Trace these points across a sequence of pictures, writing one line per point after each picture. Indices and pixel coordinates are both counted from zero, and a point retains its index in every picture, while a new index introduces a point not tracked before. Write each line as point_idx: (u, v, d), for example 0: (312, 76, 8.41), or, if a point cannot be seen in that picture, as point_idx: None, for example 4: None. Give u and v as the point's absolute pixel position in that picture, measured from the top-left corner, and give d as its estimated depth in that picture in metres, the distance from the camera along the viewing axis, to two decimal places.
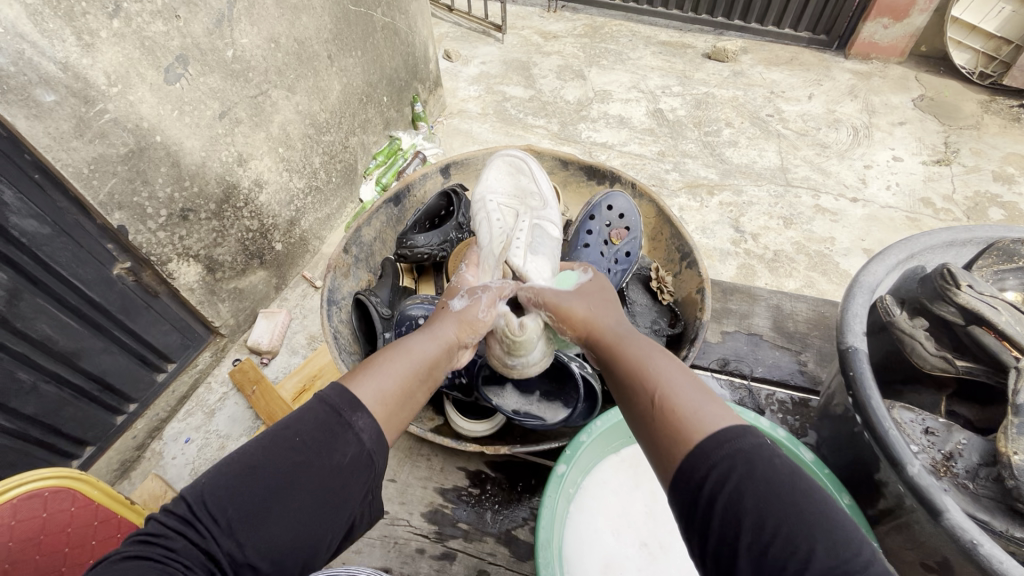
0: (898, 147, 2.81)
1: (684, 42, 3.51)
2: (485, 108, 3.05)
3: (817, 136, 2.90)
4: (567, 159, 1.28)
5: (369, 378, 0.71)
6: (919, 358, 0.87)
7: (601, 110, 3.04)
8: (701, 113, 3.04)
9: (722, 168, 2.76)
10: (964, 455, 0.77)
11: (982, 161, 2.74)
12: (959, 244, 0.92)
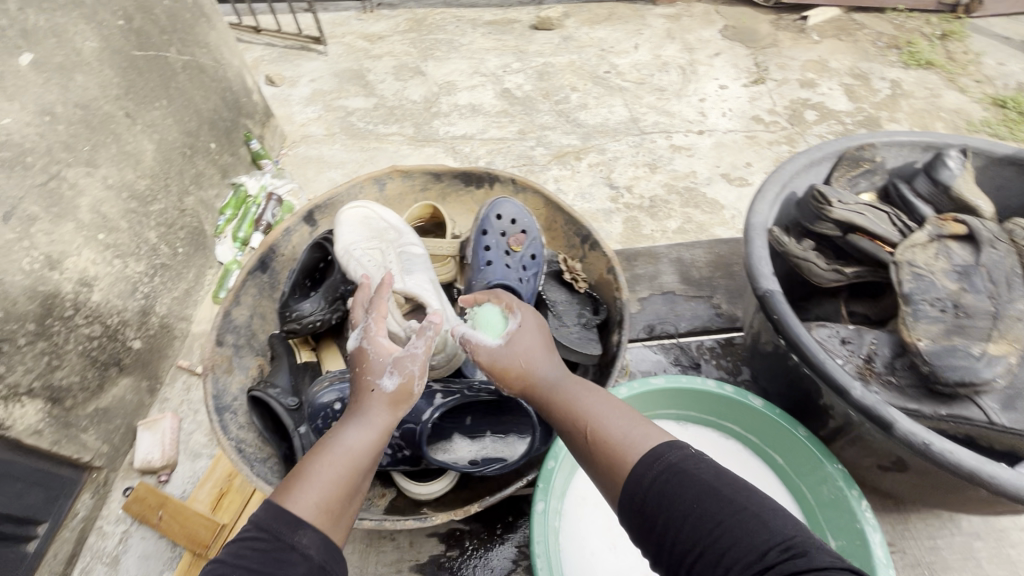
0: (721, 77, 3.08)
1: (509, 19, 3.53)
2: (330, 128, 2.83)
3: (653, 81, 3.08)
4: (439, 171, 1.19)
5: (305, 491, 0.64)
6: (817, 276, 0.93)
7: (450, 103, 2.96)
8: (545, 84, 3.08)
9: (581, 132, 2.83)
10: (879, 353, 0.83)
11: (788, 73, 3.10)
12: (816, 164, 0.98)
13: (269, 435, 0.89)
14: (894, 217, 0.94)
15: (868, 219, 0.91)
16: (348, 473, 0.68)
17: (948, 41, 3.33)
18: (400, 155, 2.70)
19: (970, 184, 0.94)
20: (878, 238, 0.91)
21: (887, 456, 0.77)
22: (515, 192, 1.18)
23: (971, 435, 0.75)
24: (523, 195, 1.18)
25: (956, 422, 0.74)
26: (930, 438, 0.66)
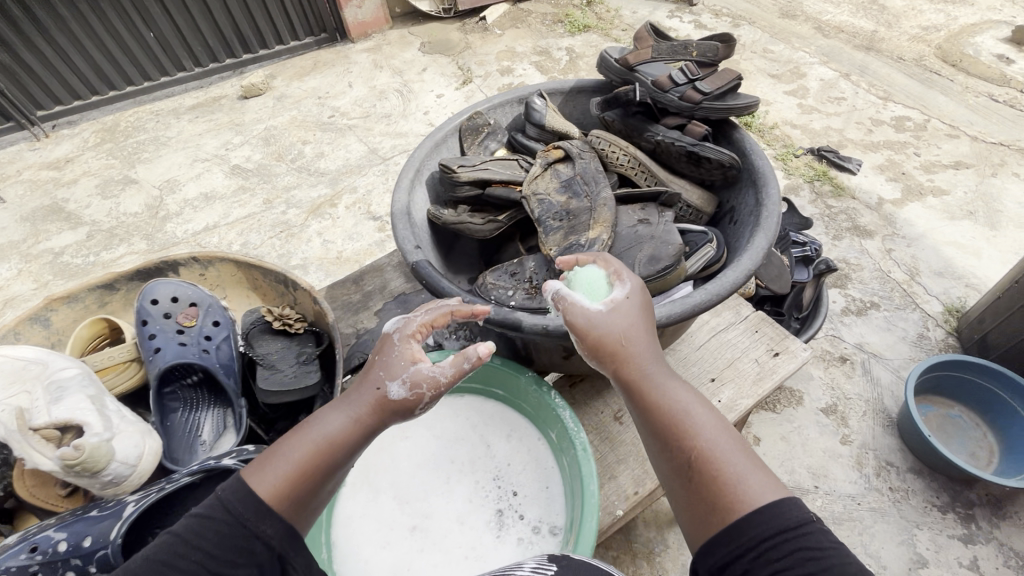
0: (436, 88, 3.13)
1: (212, 97, 3.14)
2: (37, 280, 2.32)
3: (377, 112, 3.01)
4: (107, 280, 1.09)
5: (276, 473, 0.58)
6: (479, 232, 1.06)
7: (178, 200, 2.60)
8: (274, 148, 2.83)
9: (326, 180, 2.67)
10: (536, 273, 0.97)
11: (487, 67, 3.26)
12: (443, 142, 1.12)
13: None
14: (519, 161, 1.13)
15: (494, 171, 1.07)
16: (348, 445, 0.62)
17: (594, 5, 3.72)
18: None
19: (557, 117, 1.15)
20: (508, 184, 1.07)
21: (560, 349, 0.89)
22: (203, 268, 1.15)
23: None
24: (215, 266, 1.16)
25: None
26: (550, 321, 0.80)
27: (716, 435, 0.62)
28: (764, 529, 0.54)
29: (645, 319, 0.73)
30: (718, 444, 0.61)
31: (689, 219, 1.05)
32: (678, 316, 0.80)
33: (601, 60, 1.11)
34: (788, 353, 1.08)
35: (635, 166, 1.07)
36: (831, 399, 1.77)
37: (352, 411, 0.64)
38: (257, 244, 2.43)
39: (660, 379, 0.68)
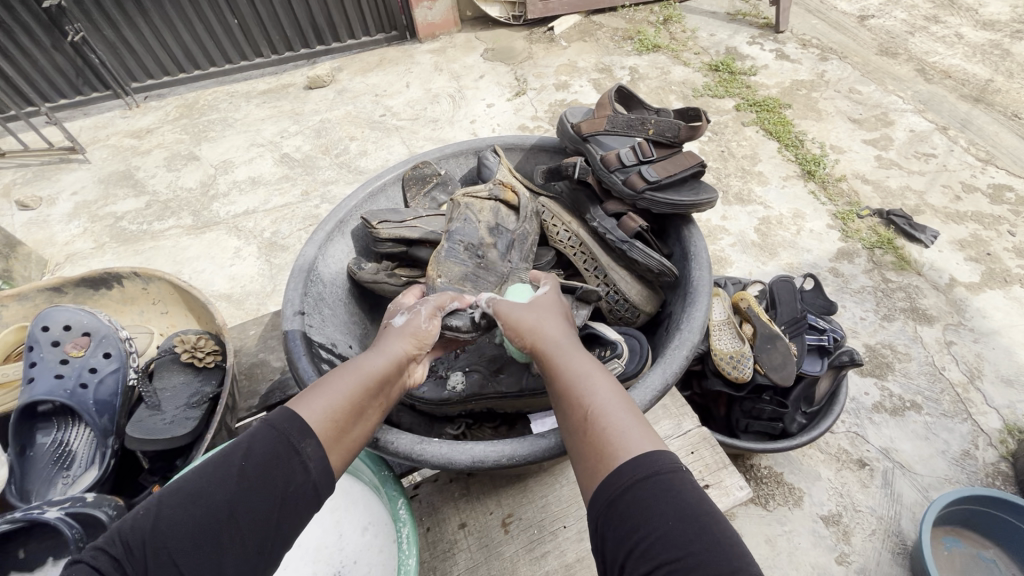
0: (489, 96, 2.96)
1: (283, 83, 3.14)
2: (98, 239, 2.39)
3: (428, 114, 2.90)
4: (56, 285, 1.14)
5: (315, 389, 0.60)
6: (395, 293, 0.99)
7: (228, 181, 2.61)
8: (324, 140, 2.80)
9: (364, 178, 2.61)
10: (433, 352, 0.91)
11: (545, 80, 3.03)
12: (381, 191, 1.06)
13: None
14: None
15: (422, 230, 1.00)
16: (336, 415, 0.59)
17: (670, 24, 3.32)
18: (181, 249, 2.35)
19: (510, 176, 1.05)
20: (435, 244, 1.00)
21: None
22: (144, 284, 1.17)
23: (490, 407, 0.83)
24: (155, 283, 1.17)
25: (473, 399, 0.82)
26: (376, 435, 0.68)
27: (611, 407, 0.60)
28: (652, 501, 0.50)
29: (558, 316, 0.72)
30: (619, 422, 0.58)
31: (625, 316, 0.92)
32: (526, 455, 0.67)
33: (560, 123, 1.00)
34: (720, 488, 0.92)
35: (575, 245, 0.95)
36: (834, 507, 1.44)
37: (348, 370, 0.63)
38: (285, 235, 2.40)
39: (575, 355, 0.66)
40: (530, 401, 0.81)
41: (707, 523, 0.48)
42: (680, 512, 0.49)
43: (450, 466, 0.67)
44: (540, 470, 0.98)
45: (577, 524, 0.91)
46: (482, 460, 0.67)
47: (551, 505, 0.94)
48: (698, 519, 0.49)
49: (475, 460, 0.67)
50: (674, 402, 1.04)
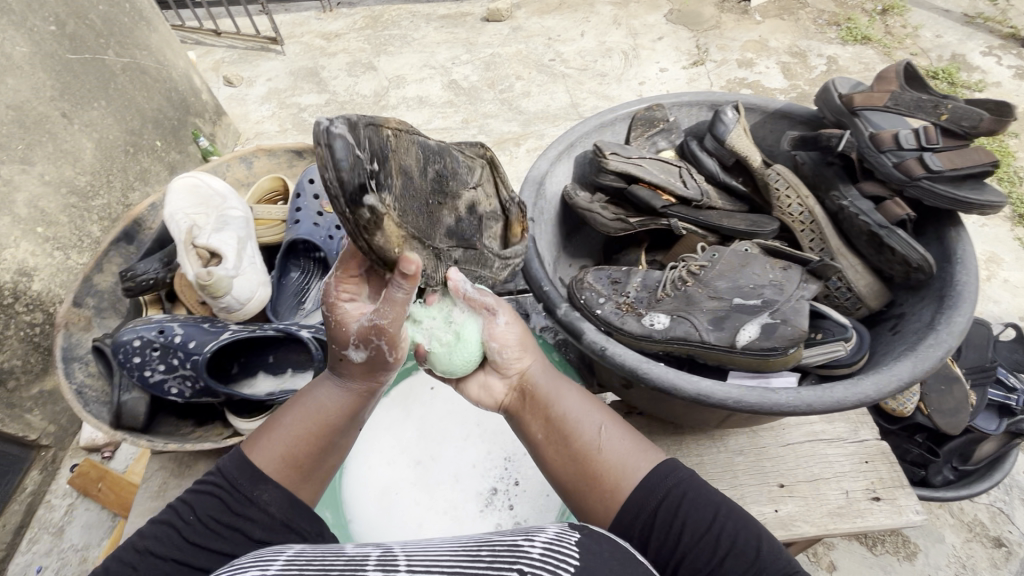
0: (663, 60, 2.79)
1: (462, 11, 3.20)
2: (282, 125, 2.66)
3: (596, 68, 2.81)
4: (299, 149, 1.30)
5: (267, 441, 0.63)
6: (604, 226, 1.02)
7: (398, 96, 2.76)
8: (492, 74, 2.84)
9: (522, 119, 2.63)
10: (636, 290, 0.91)
11: (727, 54, 2.80)
12: (609, 125, 1.07)
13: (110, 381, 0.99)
14: (679, 170, 1.04)
15: (645, 171, 1.01)
16: (294, 456, 0.63)
17: (888, 15, 2.90)
18: None
19: (744, 137, 1.02)
20: (656, 188, 1.00)
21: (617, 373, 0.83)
22: None
23: (691, 354, 0.83)
24: None
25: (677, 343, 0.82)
26: (605, 343, 0.71)
27: (622, 450, 0.62)
28: (679, 511, 0.57)
29: (534, 345, 0.72)
30: (639, 466, 0.61)
31: (843, 305, 0.88)
32: (755, 404, 0.66)
33: (823, 90, 0.95)
34: (892, 504, 0.88)
35: (806, 221, 0.92)
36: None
37: (306, 407, 0.66)
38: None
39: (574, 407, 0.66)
40: (739, 360, 0.79)
41: (730, 531, 0.57)
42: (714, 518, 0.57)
43: (672, 392, 0.68)
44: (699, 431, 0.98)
45: (730, 491, 0.92)
46: (708, 396, 0.67)
47: (705, 466, 0.94)
48: (718, 525, 0.57)
49: (700, 393, 0.67)
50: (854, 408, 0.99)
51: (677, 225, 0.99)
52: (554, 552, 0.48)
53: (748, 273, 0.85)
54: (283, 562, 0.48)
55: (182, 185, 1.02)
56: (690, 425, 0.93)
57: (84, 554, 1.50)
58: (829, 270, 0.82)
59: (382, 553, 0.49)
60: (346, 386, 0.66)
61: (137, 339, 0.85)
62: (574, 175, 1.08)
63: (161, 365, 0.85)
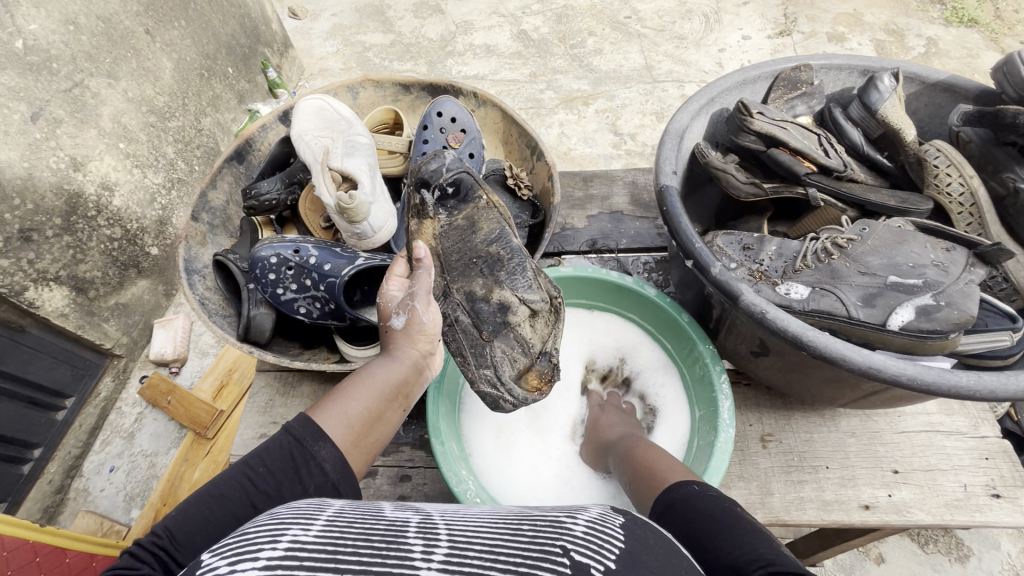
0: (746, 27, 2.62)
1: None
2: (346, 63, 2.59)
3: (675, 29, 2.64)
4: (407, 82, 1.24)
5: (334, 402, 0.64)
6: (734, 190, 0.97)
7: (466, 42, 2.64)
8: (563, 27, 2.68)
9: (592, 77, 2.51)
10: (772, 259, 0.87)
11: (817, 26, 2.59)
12: (751, 83, 1.01)
13: (229, 297, 1.01)
14: (821, 138, 0.97)
15: (790, 134, 0.94)
16: (354, 425, 0.63)
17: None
18: None
19: (898, 108, 0.94)
20: (798, 154, 0.93)
21: (752, 340, 0.81)
22: (477, 105, 1.23)
23: (832, 328, 0.79)
24: (485, 109, 1.23)
25: (821, 317, 0.78)
26: (767, 307, 0.69)
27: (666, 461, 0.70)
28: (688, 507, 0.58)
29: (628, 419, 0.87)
30: (669, 470, 0.68)
31: (995, 294, 0.84)
32: (933, 384, 0.63)
33: (1005, 62, 0.86)
34: (1012, 503, 0.87)
35: (966, 203, 0.87)
36: None
37: (372, 383, 0.68)
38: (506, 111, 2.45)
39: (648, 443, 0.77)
40: (895, 341, 0.75)
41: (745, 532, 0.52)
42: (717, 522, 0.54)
43: (840, 362, 0.66)
44: (809, 408, 0.96)
45: (841, 470, 0.90)
46: (879, 369, 0.65)
47: (815, 444, 0.93)
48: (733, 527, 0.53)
49: (873, 365, 0.65)
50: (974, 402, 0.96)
51: (815, 195, 0.93)
52: (597, 533, 0.48)
53: (906, 251, 0.80)
54: (326, 519, 0.47)
55: (309, 108, 1.01)
56: (806, 400, 0.91)
57: (157, 461, 1.64)
58: (1000, 256, 0.77)
59: (423, 520, 0.48)
60: (409, 361, 0.73)
61: (274, 256, 0.86)
62: (707, 132, 1.04)
63: (294, 285, 0.86)
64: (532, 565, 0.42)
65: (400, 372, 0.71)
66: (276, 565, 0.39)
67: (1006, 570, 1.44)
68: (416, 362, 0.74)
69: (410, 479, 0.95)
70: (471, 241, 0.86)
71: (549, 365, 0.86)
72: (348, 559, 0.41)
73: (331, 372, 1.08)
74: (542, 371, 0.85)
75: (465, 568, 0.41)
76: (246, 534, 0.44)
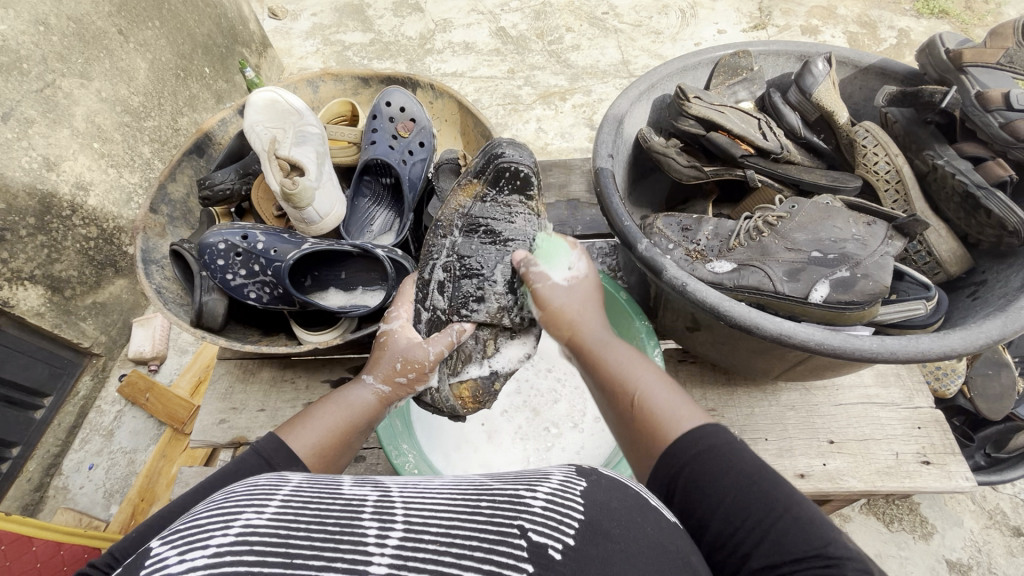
0: (721, 21, 2.63)
1: None
2: (327, 62, 2.60)
3: (651, 24, 2.65)
4: (365, 75, 1.26)
5: (305, 427, 0.64)
6: (676, 173, 0.99)
7: (445, 39, 2.65)
8: (542, 23, 2.68)
9: (570, 72, 2.53)
10: (708, 239, 0.89)
11: (791, 19, 2.61)
12: (691, 70, 1.05)
13: (186, 286, 1.03)
14: (760, 121, 0.99)
15: (728, 118, 0.95)
16: (322, 456, 0.62)
17: None
18: None
19: (832, 91, 0.96)
20: (736, 137, 0.95)
21: (686, 317, 0.85)
22: (434, 97, 1.24)
23: (761, 303, 0.82)
24: (443, 99, 1.24)
25: (749, 293, 0.82)
26: (686, 279, 0.73)
27: (656, 389, 0.61)
28: (713, 464, 0.53)
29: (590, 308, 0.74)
30: (659, 399, 0.60)
31: (919, 268, 0.87)
32: (823, 347, 0.67)
33: (929, 43, 0.90)
34: (942, 469, 0.90)
35: (891, 180, 0.90)
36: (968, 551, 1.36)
37: (346, 404, 0.69)
38: (484, 107, 2.47)
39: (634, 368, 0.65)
40: (816, 312, 0.78)
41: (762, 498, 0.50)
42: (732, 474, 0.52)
43: (754, 330, 0.70)
44: (752, 383, 0.99)
45: (779, 442, 0.93)
46: (789, 336, 0.69)
47: (756, 418, 0.96)
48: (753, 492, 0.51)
49: (782, 333, 0.69)
50: (910, 375, 0.99)
51: (753, 176, 0.95)
52: (558, 505, 0.44)
53: (830, 226, 0.83)
54: (280, 499, 0.42)
55: (260, 100, 1.03)
56: (745, 375, 0.94)
57: (136, 458, 1.65)
58: (916, 227, 0.80)
59: (380, 494, 0.44)
60: (382, 390, 0.72)
61: (221, 242, 0.90)
62: (651, 118, 1.07)
63: (241, 270, 0.89)
64: (488, 550, 0.39)
65: (375, 398, 0.71)
66: (225, 555, 0.35)
67: (967, 546, 1.47)
68: (393, 393, 0.72)
69: (365, 459, 0.98)
70: (455, 241, 0.85)
71: (487, 386, 0.84)
72: (300, 547, 0.37)
73: (291, 359, 1.10)
74: (477, 389, 0.84)
75: (419, 554, 0.38)
76: (197, 519, 0.40)
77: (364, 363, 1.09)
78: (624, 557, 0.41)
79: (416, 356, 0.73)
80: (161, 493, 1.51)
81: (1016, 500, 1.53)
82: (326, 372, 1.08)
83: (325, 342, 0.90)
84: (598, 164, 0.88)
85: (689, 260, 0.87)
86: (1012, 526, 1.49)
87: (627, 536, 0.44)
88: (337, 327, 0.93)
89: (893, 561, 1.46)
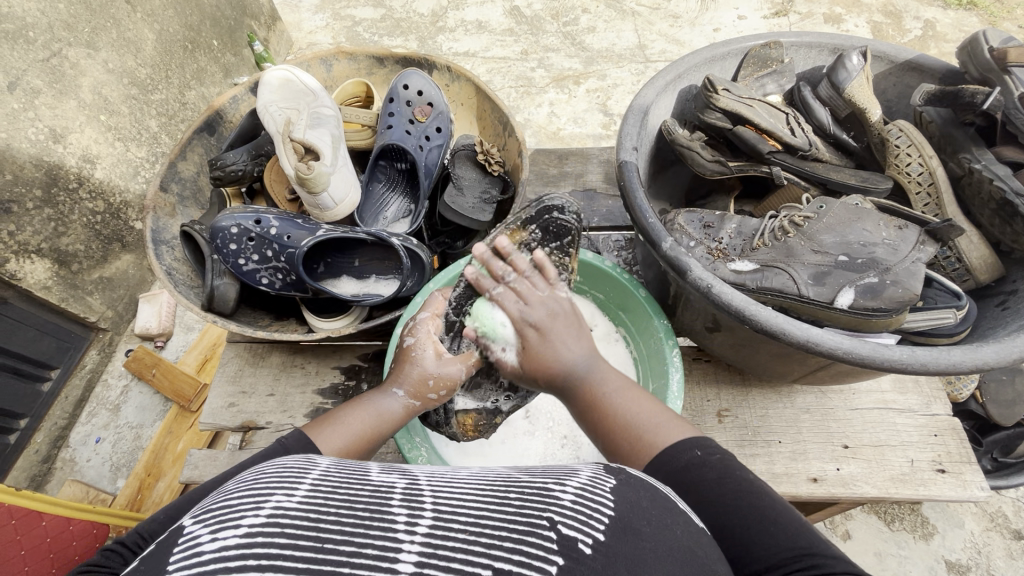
0: (741, 6, 2.55)
1: None
2: (336, 37, 2.54)
3: (670, 8, 2.57)
4: (381, 54, 1.22)
5: (333, 427, 0.63)
6: (700, 168, 0.95)
7: (457, 17, 2.58)
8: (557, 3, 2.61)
9: (585, 55, 2.47)
10: (732, 238, 0.87)
11: (814, 7, 2.53)
12: (719, 60, 1.01)
13: (198, 267, 1.02)
14: (789, 116, 0.95)
15: (757, 112, 0.92)
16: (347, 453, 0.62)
17: None
18: None
19: (866, 87, 0.92)
20: (765, 133, 0.92)
21: (709, 319, 0.83)
22: (450, 80, 1.21)
23: (785, 306, 0.80)
24: (459, 83, 1.21)
25: (774, 295, 0.80)
26: (713, 282, 0.71)
27: (630, 404, 0.62)
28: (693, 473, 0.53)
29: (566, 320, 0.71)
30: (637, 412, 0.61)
31: (949, 275, 0.85)
32: (853, 355, 0.66)
33: (971, 40, 0.87)
34: (957, 478, 0.89)
35: (924, 183, 0.87)
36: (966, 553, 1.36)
37: (372, 415, 0.67)
38: (496, 89, 2.42)
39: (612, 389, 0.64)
40: (845, 317, 0.76)
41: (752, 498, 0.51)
42: (721, 478, 0.52)
43: (782, 336, 0.68)
44: (767, 384, 0.97)
45: (793, 445, 0.92)
46: (818, 343, 0.67)
47: (770, 420, 0.95)
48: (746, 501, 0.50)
49: (815, 338, 0.67)
50: (929, 381, 0.97)
51: (779, 173, 0.92)
52: (588, 500, 0.42)
53: (860, 229, 0.80)
54: (310, 482, 0.41)
55: (274, 79, 1.00)
56: (761, 377, 0.92)
57: (142, 433, 1.66)
58: (950, 233, 0.78)
59: (409, 484, 0.43)
60: (413, 403, 0.70)
61: (236, 226, 0.88)
62: (675, 109, 1.03)
63: (255, 255, 0.88)
64: (517, 540, 0.38)
65: (404, 409, 0.69)
66: (257, 535, 0.34)
67: (967, 548, 1.47)
68: (420, 405, 0.71)
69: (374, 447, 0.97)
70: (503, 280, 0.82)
71: (491, 418, 0.83)
72: (332, 531, 0.36)
73: (301, 344, 1.09)
74: (481, 420, 0.83)
75: (448, 542, 0.37)
76: (228, 499, 0.39)
77: (375, 350, 1.08)
78: (654, 555, 0.39)
79: (448, 374, 0.72)
80: (167, 469, 1.51)
81: (1018, 504, 1.52)
82: (335, 358, 1.07)
83: (337, 331, 0.89)
84: (625, 159, 0.85)
85: (716, 259, 0.84)
86: (1013, 530, 1.49)
87: (656, 536, 0.41)
88: (350, 315, 0.91)
89: (893, 560, 1.47)
